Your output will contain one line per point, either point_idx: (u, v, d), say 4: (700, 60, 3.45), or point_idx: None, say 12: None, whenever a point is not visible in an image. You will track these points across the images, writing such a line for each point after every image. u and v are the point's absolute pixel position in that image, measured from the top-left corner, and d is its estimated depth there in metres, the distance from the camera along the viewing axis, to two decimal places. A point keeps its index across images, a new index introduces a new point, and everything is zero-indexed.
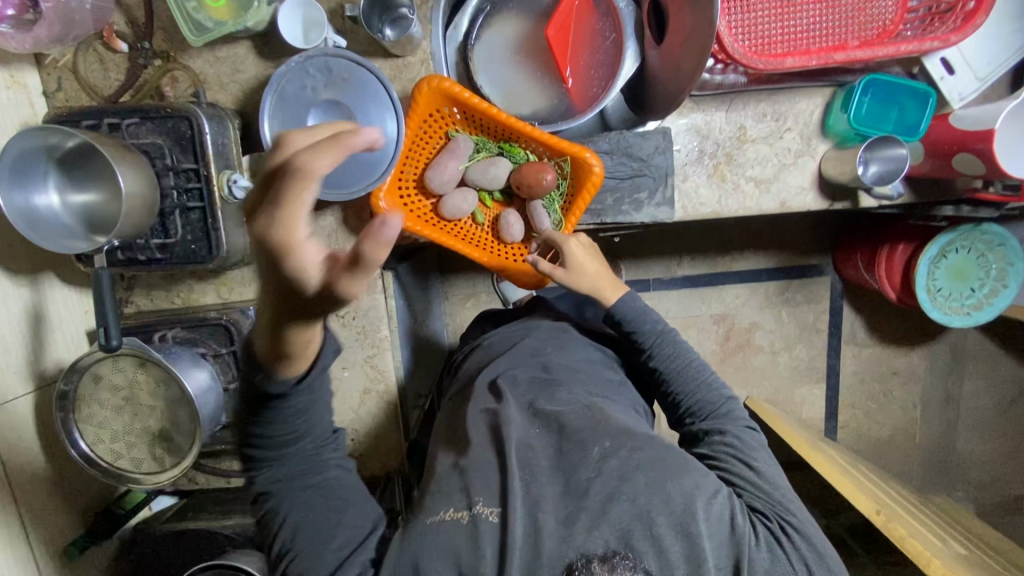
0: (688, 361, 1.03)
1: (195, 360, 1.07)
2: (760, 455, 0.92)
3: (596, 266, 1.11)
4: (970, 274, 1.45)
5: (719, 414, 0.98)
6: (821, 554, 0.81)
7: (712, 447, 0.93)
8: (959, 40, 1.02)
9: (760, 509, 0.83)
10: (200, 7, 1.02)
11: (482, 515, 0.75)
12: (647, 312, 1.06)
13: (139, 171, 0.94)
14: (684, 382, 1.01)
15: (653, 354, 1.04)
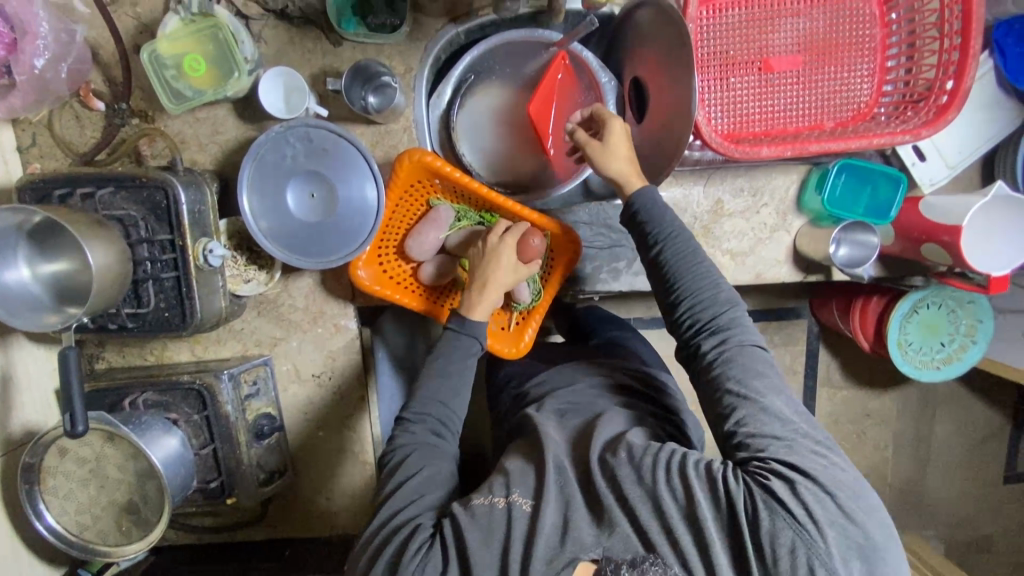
0: (695, 255, 0.90)
1: (165, 429, 1.05)
2: (771, 381, 0.81)
3: (624, 163, 0.96)
4: (942, 329, 1.42)
5: (726, 323, 0.86)
6: (857, 524, 0.71)
7: (722, 391, 0.82)
8: (932, 133, 1.01)
9: (769, 469, 0.74)
10: (179, 75, 1.02)
11: (515, 504, 0.79)
12: (662, 208, 0.94)
13: (109, 246, 0.92)
14: (688, 267, 0.89)
15: (660, 250, 0.92)
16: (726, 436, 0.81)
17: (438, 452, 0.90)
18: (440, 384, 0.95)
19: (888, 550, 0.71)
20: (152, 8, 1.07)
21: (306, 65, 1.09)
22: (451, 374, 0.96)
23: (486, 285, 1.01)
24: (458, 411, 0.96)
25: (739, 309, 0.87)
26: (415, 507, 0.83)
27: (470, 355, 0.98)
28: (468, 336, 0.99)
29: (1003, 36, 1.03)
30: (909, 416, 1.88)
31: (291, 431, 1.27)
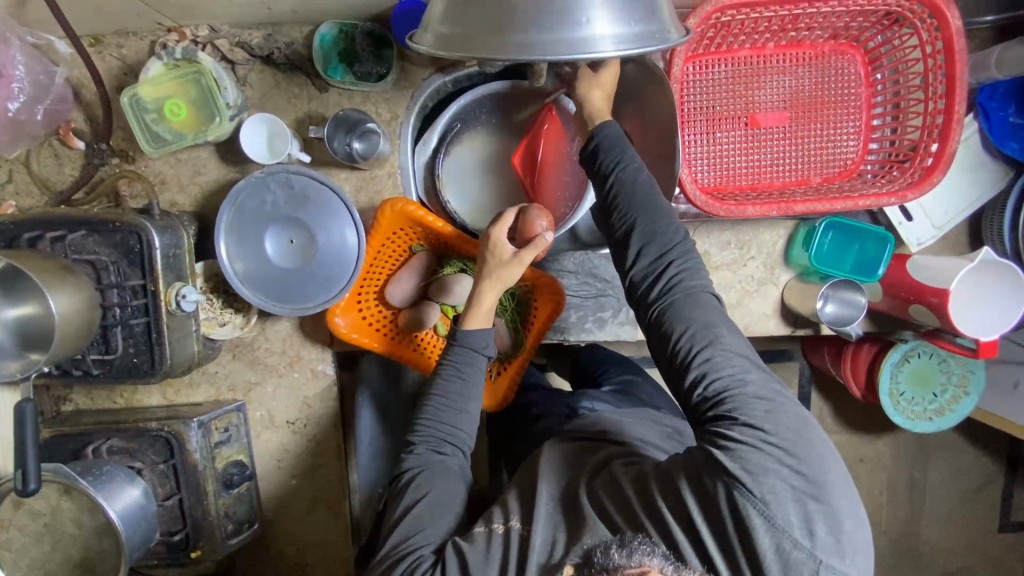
0: (649, 196, 0.83)
1: (128, 479, 1.00)
2: (726, 331, 0.76)
3: (602, 96, 0.91)
4: (932, 379, 1.37)
5: (680, 269, 0.80)
6: (806, 470, 0.66)
7: (677, 333, 0.77)
8: (918, 195, 1.01)
9: (718, 429, 0.70)
10: (159, 119, 1.01)
11: (511, 529, 0.78)
12: (618, 145, 0.87)
13: (74, 293, 0.90)
14: (641, 214, 0.82)
15: (612, 184, 0.85)
16: (683, 388, 0.76)
17: (447, 474, 0.86)
18: (443, 403, 0.90)
19: (842, 497, 0.66)
20: (138, 51, 1.07)
21: (291, 109, 1.09)
22: (457, 390, 0.90)
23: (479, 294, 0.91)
24: (469, 428, 0.91)
25: (691, 256, 0.81)
26: (419, 539, 0.80)
27: (477, 370, 0.92)
28: (471, 351, 0.91)
29: (987, 99, 1.05)
30: (901, 461, 1.84)
31: (263, 479, 1.24)
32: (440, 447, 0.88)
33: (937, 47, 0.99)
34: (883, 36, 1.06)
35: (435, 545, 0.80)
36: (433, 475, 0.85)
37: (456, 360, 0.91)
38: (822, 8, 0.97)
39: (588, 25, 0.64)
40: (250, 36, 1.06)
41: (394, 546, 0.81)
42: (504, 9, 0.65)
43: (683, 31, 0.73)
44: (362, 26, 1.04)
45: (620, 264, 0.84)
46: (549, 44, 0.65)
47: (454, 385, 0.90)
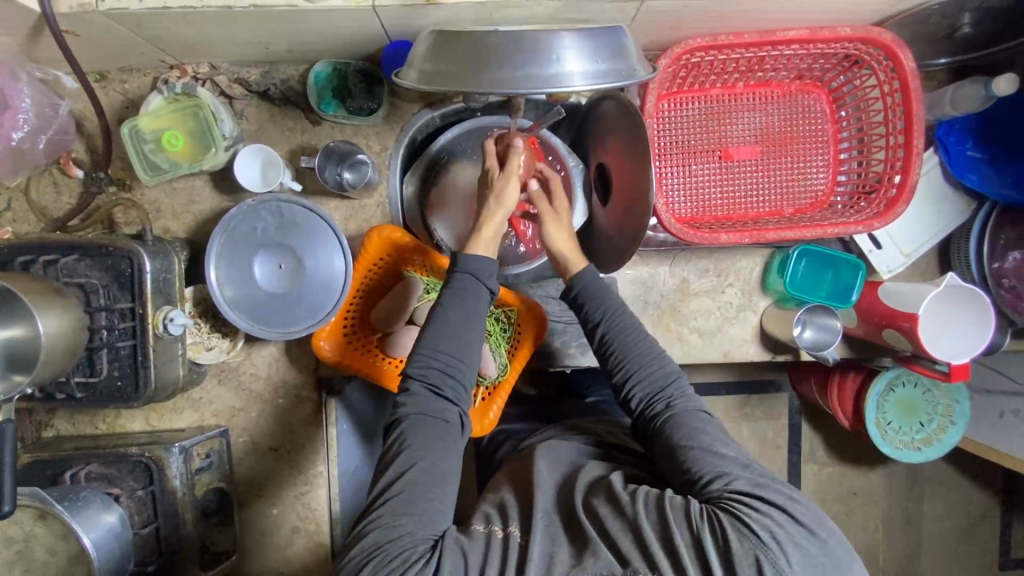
0: (635, 332, 0.94)
1: (105, 504, 0.99)
2: (722, 439, 0.81)
3: (565, 237, 1.00)
4: (918, 409, 1.37)
5: (671, 394, 0.88)
6: (824, 550, 0.68)
7: (674, 447, 0.81)
8: (884, 225, 1.05)
9: (735, 503, 0.70)
10: (157, 149, 1.06)
11: (510, 535, 0.75)
12: (602, 285, 0.98)
13: (62, 315, 0.91)
14: (630, 352, 0.92)
15: (601, 325, 0.95)
16: (690, 489, 0.77)
17: (443, 435, 0.81)
18: (444, 331, 0.85)
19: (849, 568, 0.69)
20: (141, 87, 1.13)
21: (285, 141, 1.14)
22: (458, 324, 0.86)
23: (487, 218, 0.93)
24: (469, 379, 0.87)
25: (677, 385, 0.89)
26: (412, 524, 0.74)
27: (478, 301, 0.88)
28: (473, 279, 0.89)
29: (945, 134, 1.10)
30: (896, 493, 1.82)
31: (243, 508, 1.22)
32: (435, 404, 0.83)
33: (895, 86, 1.05)
34: (844, 77, 1.12)
35: (428, 533, 0.74)
36: (433, 430, 0.81)
37: (458, 286, 0.88)
38: (784, 51, 1.04)
39: (559, 63, 0.70)
40: (248, 73, 1.12)
41: (379, 522, 0.74)
42: (481, 47, 0.70)
43: (649, 69, 0.78)
44: (353, 64, 1.11)
45: (622, 404, 0.92)
46: (524, 80, 0.70)
47: (456, 324, 0.86)
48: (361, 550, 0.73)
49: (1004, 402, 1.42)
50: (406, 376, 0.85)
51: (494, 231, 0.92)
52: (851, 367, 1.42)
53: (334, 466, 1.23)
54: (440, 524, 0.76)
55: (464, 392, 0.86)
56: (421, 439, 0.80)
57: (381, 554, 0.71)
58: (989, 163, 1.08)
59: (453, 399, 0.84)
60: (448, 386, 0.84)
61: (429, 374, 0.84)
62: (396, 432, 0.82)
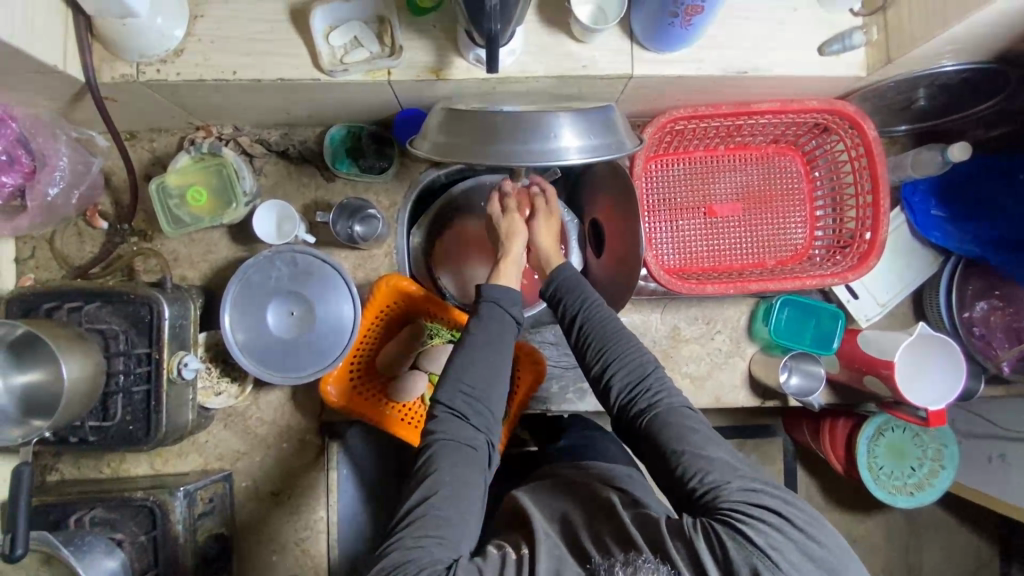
0: (613, 325, 0.95)
1: (108, 548, 1.00)
2: (708, 435, 0.83)
3: (547, 240, 1.08)
4: (908, 452, 1.40)
5: (651, 386, 0.89)
6: (820, 547, 0.72)
7: (661, 449, 0.83)
8: (858, 277, 1.13)
9: (730, 510, 0.73)
10: (181, 204, 1.13)
11: (522, 555, 0.75)
12: (579, 282, 1.00)
13: (83, 361, 0.96)
14: (609, 344, 0.93)
15: (580, 321, 0.96)
16: (683, 491, 0.80)
17: (470, 462, 0.83)
18: (472, 358, 0.90)
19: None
20: (168, 145, 1.21)
21: (300, 196, 1.22)
22: (486, 352, 0.90)
23: (506, 257, 1.03)
24: (495, 408, 0.90)
25: (660, 379, 0.90)
26: (435, 545, 0.75)
27: (504, 327, 0.93)
28: (498, 307, 0.94)
29: (910, 193, 1.19)
30: (895, 540, 1.81)
31: (243, 555, 1.23)
32: (464, 430, 0.86)
33: (860, 152, 1.15)
34: (815, 142, 1.23)
35: (448, 558, 0.75)
36: (460, 458, 0.83)
37: (484, 313, 0.94)
38: (760, 120, 1.14)
39: (557, 139, 0.79)
40: (269, 134, 1.21)
41: (400, 543, 0.76)
42: (489, 125, 0.80)
43: (637, 140, 0.88)
44: (367, 128, 1.21)
45: (603, 398, 0.93)
46: (526, 153, 0.80)
47: (483, 351, 0.90)
48: (383, 566, 0.75)
49: (990, 445, 1.45)
50: (435, 402, 0.88)
51: (512, 264, 1.02)
52: (840, 412, 1.46)
53: (333, 513, 1.24)
54: (460, 548, 0.77)
55: (491, 420, 0.89)
56: (450, 464, 0.82)
57: (403, 570, 0.73)
58: (950, 222, 1.16)
59: (481, 426, 0.87)
60: (477, 418, 0.88)
61: (461, 403, 0.87)
62: (424, 456, 0.84)
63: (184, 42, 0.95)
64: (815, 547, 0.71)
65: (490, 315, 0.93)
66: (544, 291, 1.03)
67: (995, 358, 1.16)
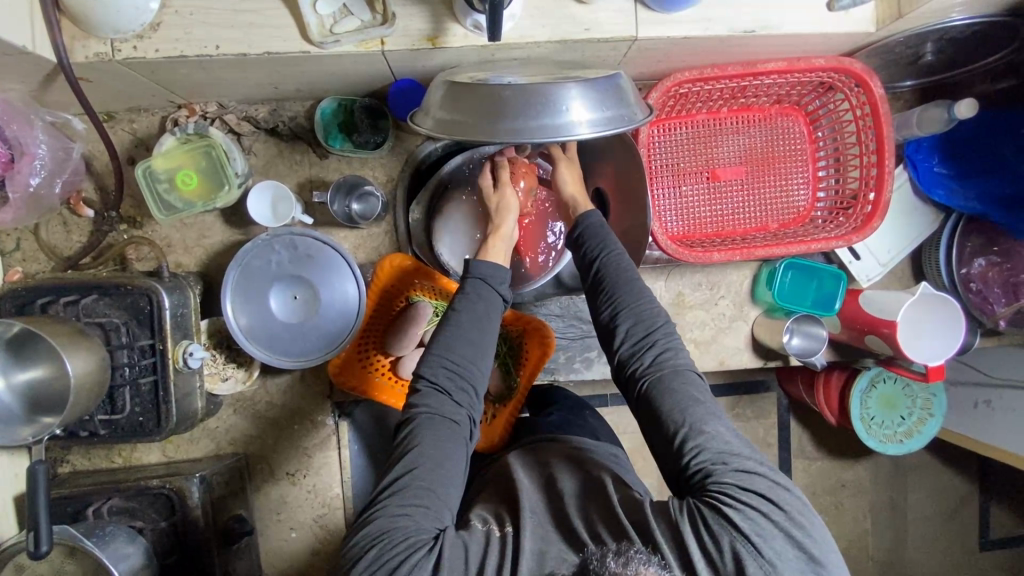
0: (632, 276, 0.94)
1: (130, 536, 1.01)
2: (709, 405, 0.82)
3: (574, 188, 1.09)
4: (898, 403, 1.43)
5: (660, 344, 0.88)
6: (807, 535, 0.70)
7: (662, 399, 0.82)
8: (862, 238, 1.13)
9: (719, 493, 0.72)
10: (170, 188, 1.09)
11: (507, 533, 0.76)
12: (603, 228, 0.99)
13: (86, 355, 0.93)
14: (624, 296, 0.92)
15: (599, 266, 0.96)
16: (674, 445, 0.79)
17: (452, 437, 0.82)
18: (458, 336, 0.88)
19: (835, 566, 0.70)
20: (149, 126, 1.16)
21: (293, 175, 1.18)
22: (468, 328, 0.89)
23: (497, 230, 1.07)
24: (478, 384, 0.88)
25: (673, 337, 0.89)
26: (418, 517, 0.75)
27: (491, 305, 0.92)
28: (485, 283, 0.93)
29: (914, 152, 1.20)
30: (881, 485, 1.85)
31: (262, 534, 1.25)
32: (447, 405, 0.84)
33: (866, 111, 1.13)
34: (820, 101, 1.20)
35: (433, 531, 0.74)
36: (442, 431, 0.82)
37: (470, 290, 0.92)
38: (765, 80, 1.12)
39: (566, 112, 0.77)
40: (256, 111, 1.15)
41: (382, 513, 0.75)
42: (494, 99, 0.77)
43: (647, 110, 0.86)
44: (359, 101, 1.16)
45: (609, 347, 0.92)
46: (534, 129, 0.77)
47: (468, 327, 0.89)
48: (367, 534, 0.74)
49: (980, 392, 1.47)
50: (417, 377, 0.87)
51: (502, 237, 1.07)
52: (834, 365, 1.48)
53: (348, 488, 1.26)
54: (444, 518, 0.77)
55: (474, 398, 0.87)
56: (431, 439, 0.80)
57: (387, 538, 0.73)
58: (955, 179, 1.17)
59: (463, 402, 0.85)
60: (462, 394, 0.86)
61: (447, 377, 0.86)
62: (406, 429, 0.83)
63: (160, 15, 0.88)
64: (799, 535, 0.70)
65: (472, 287, 0.93)
66: (569, 233, 1.02)
67: (992, 314, 1.20)
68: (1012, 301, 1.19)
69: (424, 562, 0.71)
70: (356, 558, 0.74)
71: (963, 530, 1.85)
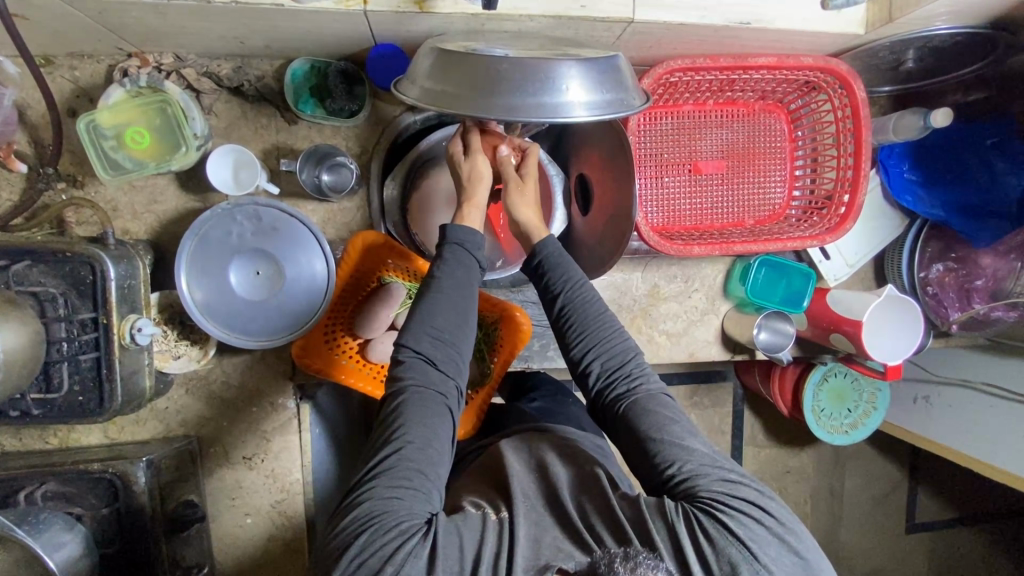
0: (596, 307, 0.91)
1: (68, 524, 0.93)
2: (684, 424, 0.83)
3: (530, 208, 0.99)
4: (847, 396, 1.50)
5: (631, 371, 0.88)
6: (796, 538, 0.72)
7: (640, 436, 0.81)
8: (834, 239, 1.15)
9: (711, 500, 0.72)
10: (118, 146, 0.99)
11: (502, 519, 0.75)
12: (565, 258, 0.94)
13: (15, 324, 0.83)
14: (591, 329, 0.90)
15: (563, 301, 0.91)
16: (657, 477, 0.79)
17: (439, 409, 0.79)
18: (442, 302, 0.84)
19: (823, 568, 0.72)
20: (93, 75, 1.04)
21: (258, 140, 1.09)
22: (453, 294, 0.84)
23: (470, 201, 0.94)
24: (464, 350, 0.85)
25: (640, 365, 0.89)
26: (408, 500, 0.71)
27: (470, 273, 0.87)
28: (464, 250, 0.88)
29: (887, 156, 1.24)
30: (824, 472, 1.95)
31: (215, 520, 1.19)
32: (433, 376, 0.81)
33: (847, 113, 1.15)
34: (802, 100, 1.21)
35: (425, 516, 0.72)
36: (426, 406, 0.78)
37: (449, 256, 0.87)
38: (754, 75, 1.11)
39: (563, 92, 0.73)
40: (218, 67, 1.06)
41: (370, 494, 0.72)
42: (490, 72, 0.73)
43: (644, 96, 0.84)
44: (334, 64, 1.08)
45: (581, 383, 0.90)
46: (531, 106, 0.74)
47: (450, 294, 0.84)
48: (357, 517, 0.71)
49: (918, 388, 1.57)
50: (400, 346, 0.83)
51: (478, 207, 0.94)
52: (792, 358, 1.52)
53: (308, 473, 1.21)
54: (433, 502, 0.74)
55: (460, 366, 0.84)
56: (418, 416, 0.77)
57: (380, 521, 0.69)
58: (922, 186, 1.21)
59: (450, 372, 0.83)
60: (448, 362, 0.83)
61: (437, 348, 0.82)
62: (392, 404, 0.79)
63: None
64: (789, 539, 0.72)
65: (445, 250, 0.88)
66: (528, 264, 0.98)
67: (946, 317, 1.26)
68: (964, 305, 1.25)
69: (419, 548, 0.68)
70: (346, 543, 0.70)
71: (893, 514, 1.98)
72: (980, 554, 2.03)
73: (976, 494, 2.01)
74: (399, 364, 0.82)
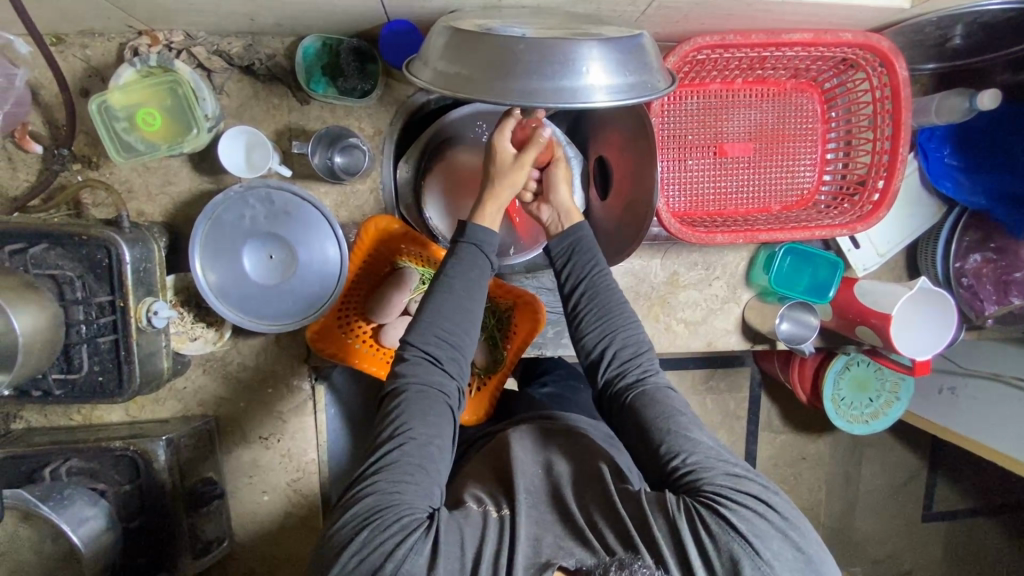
0: (617, 296, 0.92)
1: (92, 497, 0.96)
2: (692, 418, 0.81)
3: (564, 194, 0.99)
4: (870, 386, 1.45)
5: (642, 363, 0.87)
6: (800, 535, 0.70)
7: (648, 424, 0.80)
8: (865, 228, 1.10)
9: (714, 493, 0.71)
10: (130, 128, 0.98)
11: (503, 517, 0.74)
12: (592, 245, 0.95)
13: (33, 307, 0.84)
14: (609, 315, 0.90)
15: (585, 286, 0.92)
16: (662, 468, 0.77)
17: (439, 409, 0.79)
18: (450, 304, 0.84)
19: (826, 565, 0.70)
20: (105, 54, 1.03)
21: (270, 121, 1.07)
22: (461, 295, 0.84)
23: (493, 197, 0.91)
24: (469, 351, 0.85)
25: (651, 359, 0.89)
26: (410, 494, 0.72)
27: (481, 272, 0.87)
28: (478, 250, 0.87)
29: (927, 139, 1.17)
30: (841, 460, 1.92)
31: (232, 496, 1.22)
32: (437, 376, 0.81)
33: (886, 93, 1.08)
34: (838, 79, 1.14)
35: (424, 511, 0.72)
36: (429, 404, 0.78)
37: (462, 254, 0.86)
38: (787, 52, 1.05)
39: (583, 75, 0.69)
40: (229, 45, 1.03)
41: (372, 489, 0.72)
42: (505, 54, 0.69)
43: (669, 78, 0.79)
44: (346, 42, 1.04)
45: (591, 369, 0.90)
46: (549, 91, 0.70)
47: (458, 295, 0.84)
48: (358, 513, 0.70)
49: (943, 379, 1.52)
50: (405, 344, 0.82)
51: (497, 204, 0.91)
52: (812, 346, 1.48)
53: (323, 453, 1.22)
54: (433, 497, 0.74)
55: (464, 365, 0.84)
56: (419, 414, 0.77)
57: (380, 517, 0.69)
58: (962, 171, 1.15)
59: (452, 371, 0.82)
60: (452, 365, 0.83)
61: (443, 347, 0.82)
62: (394, 401, 0.79)
63: None
64: (793, 536, 0.69)
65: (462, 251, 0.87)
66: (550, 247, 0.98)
67: (981, 311, 1.20)
68: (1002, 298, 1.19)
69: (420, 544, 0.68)
70: (346, 540, 0.69)
71: (909, 504, 1.95)
72: (998, 545, 1.99)
73: (999, 487, 1.97)
74: (404, 360, 0.82)
